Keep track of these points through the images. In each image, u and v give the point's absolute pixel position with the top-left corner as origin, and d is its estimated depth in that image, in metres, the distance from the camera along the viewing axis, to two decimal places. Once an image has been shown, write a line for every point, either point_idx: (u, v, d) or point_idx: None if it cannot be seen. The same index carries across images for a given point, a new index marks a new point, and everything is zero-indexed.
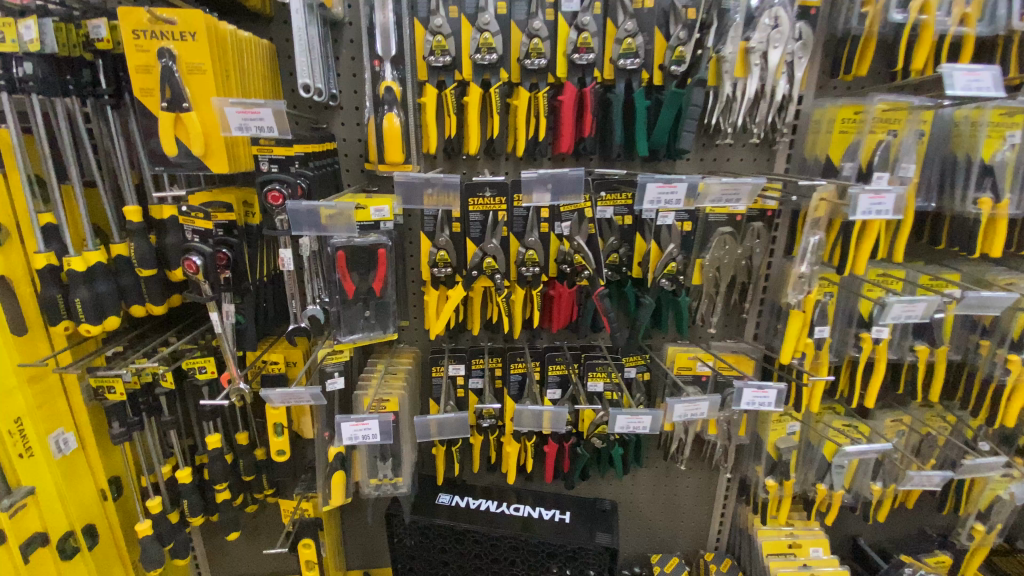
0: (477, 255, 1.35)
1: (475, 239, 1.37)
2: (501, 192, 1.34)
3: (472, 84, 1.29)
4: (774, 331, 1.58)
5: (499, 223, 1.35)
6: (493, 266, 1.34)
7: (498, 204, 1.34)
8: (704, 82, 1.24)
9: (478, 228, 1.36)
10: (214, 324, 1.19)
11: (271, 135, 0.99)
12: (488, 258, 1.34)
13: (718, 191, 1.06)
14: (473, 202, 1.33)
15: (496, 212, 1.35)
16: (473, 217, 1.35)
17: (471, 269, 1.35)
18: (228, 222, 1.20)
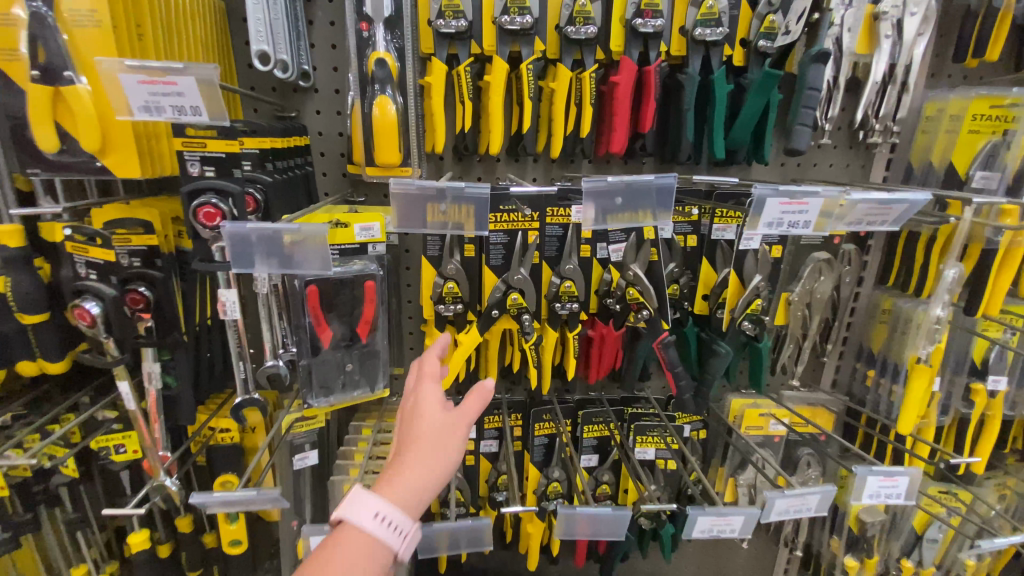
0: (497, 291, 0.99)
1: (495, 267, 1.02)
2: (534, 207, 1.00)
3: (495, 58, 0.94)
4: (863, 380, 1.26)
5: (530, 248, 1.00)
6: (521, 306, 0.99)
7: (528, 222, 1.01)
8: (809, 61, 0.92)
9: (498, 253, 1.02)
10: (125, 397, 0.82)
11: (199, 120, 0.64)
12: (513, 295, 0.98)
13: (861, 213, 0.74)
14: (494, 219, 0.99)
15: (525, 233, 1.01)
16: (494, 238, 1.01)
17: (491, 309, 0.99)
18: (147, 248, 0.82)
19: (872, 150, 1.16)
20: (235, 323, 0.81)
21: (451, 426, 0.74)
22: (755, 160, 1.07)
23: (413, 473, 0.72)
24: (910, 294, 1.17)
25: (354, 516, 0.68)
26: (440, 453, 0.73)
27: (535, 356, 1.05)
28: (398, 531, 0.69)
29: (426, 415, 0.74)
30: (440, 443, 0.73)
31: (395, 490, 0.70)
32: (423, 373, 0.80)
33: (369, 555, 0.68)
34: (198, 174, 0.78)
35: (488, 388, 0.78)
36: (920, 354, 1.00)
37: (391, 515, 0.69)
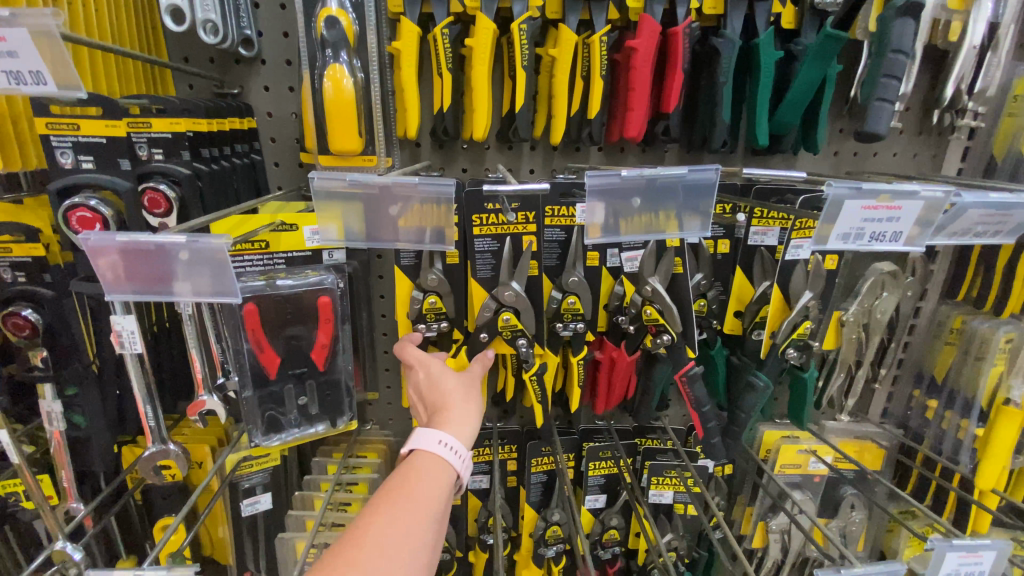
0: (485, 310, 0.80)
1: (481, 279, 0.80)
2: (527, 204, 0.78)
3: (480, 16, 0.75)
4: (923, 412, 1.03)
5: (526, 257, 0.79)
6: (518, 328, 0.81)
7: (519, 224, 0.78)
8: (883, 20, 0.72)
9: (486, 263, 0.80)
10: (6, 450, 0.65)
11: (45, 91, 0.46)
12: (506, 315, 0.80)
13: (973, 217, 0.59)
14: (476, 222, 0.77)
15: (518, 237, 0.78)
16: (478, 243, 0.79)
17: (479, 331, 0.80)
18: (33, 260, 0.66)
19: (947, 136, 0.94)
20: (140, 355, 0.63)
21: (468, 391, 0.76)
22: (805, 148, 0.86)
23: (456, 414, 0.72)
24: (986, 313, 0.95)
25: (423, 443, 0.67)
26: (471, 405, 0.75)
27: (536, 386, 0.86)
28: (458, 459, 0.67)
29: (443, 373, 0.76)
30: (464, 391, 0.76)
31: (448, 427, 0.69)
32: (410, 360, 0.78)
33: (439, 480, 0.64)
34: (72, 168, 0.61)
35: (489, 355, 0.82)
36: (1013, 395, 0.87)
37: (452, 442, 0.68)
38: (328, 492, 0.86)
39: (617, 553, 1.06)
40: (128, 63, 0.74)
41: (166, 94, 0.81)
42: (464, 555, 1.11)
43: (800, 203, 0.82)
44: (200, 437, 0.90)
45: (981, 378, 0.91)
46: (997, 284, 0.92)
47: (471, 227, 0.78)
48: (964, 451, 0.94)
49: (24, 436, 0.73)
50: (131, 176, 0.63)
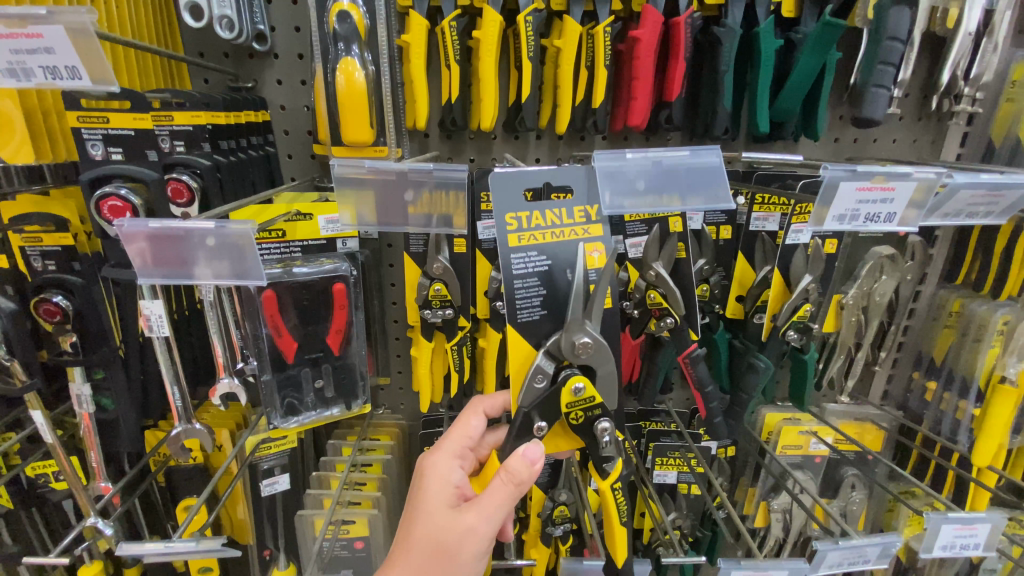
0: (537, 378, 0.65)
1: (522, 325, 0.65)
2: (589, 197, 0.65)
3: (486, 9, 0.77)
4: (922, 395, 1.05)
5: (603, 284, 0.64)
6: (598, 407, 0.68)
7: (577, 224, 0.64)
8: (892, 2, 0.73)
9: (532, 304, 0.65)
10: (42, 430, 0.68)
11: (79, 85, 0.49)
12: (575, 381, 0.65)
13: (964, 198, 0.61)
14: (514, 226, 0.63)
15: (576, 242, 0.64)
16: (517, 261, 0.63)
17: (530, 410, 0.65)
18: (62, 249, 0.69)
19: (945, 121, 0.96)
20: (166, 340, 0.66)
21: (436, 555, 0.61)
22: (805, 134, 0.88)
23: None
24: (983, 296, 0.96)
25: None
26: (435, 569, 0.61)
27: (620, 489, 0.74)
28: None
29: (430, 517, 0.64)
30: (442, 554, 0.61)
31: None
32: (452, 450, 0.74)
33: None
34: (103, 159, 0.65)
35: (523, 467, 0.62)
36: (1007, 372, 0.87)
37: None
38: (346, 470, 0.90)
39: None
40: (148, 59, 0.77)
41: (182, 87, 0.83)
42: None
43: (799, 188, 0.83)
44: (220, 421, 0.93)
45: (979, 360, 0.93)
46: (996, 268, 0.93)
47: (511, 236, 0.63)
48: (962, 431, 0.96)
49: (55, 418, 0.77)
50: (157, 167, 0.66)
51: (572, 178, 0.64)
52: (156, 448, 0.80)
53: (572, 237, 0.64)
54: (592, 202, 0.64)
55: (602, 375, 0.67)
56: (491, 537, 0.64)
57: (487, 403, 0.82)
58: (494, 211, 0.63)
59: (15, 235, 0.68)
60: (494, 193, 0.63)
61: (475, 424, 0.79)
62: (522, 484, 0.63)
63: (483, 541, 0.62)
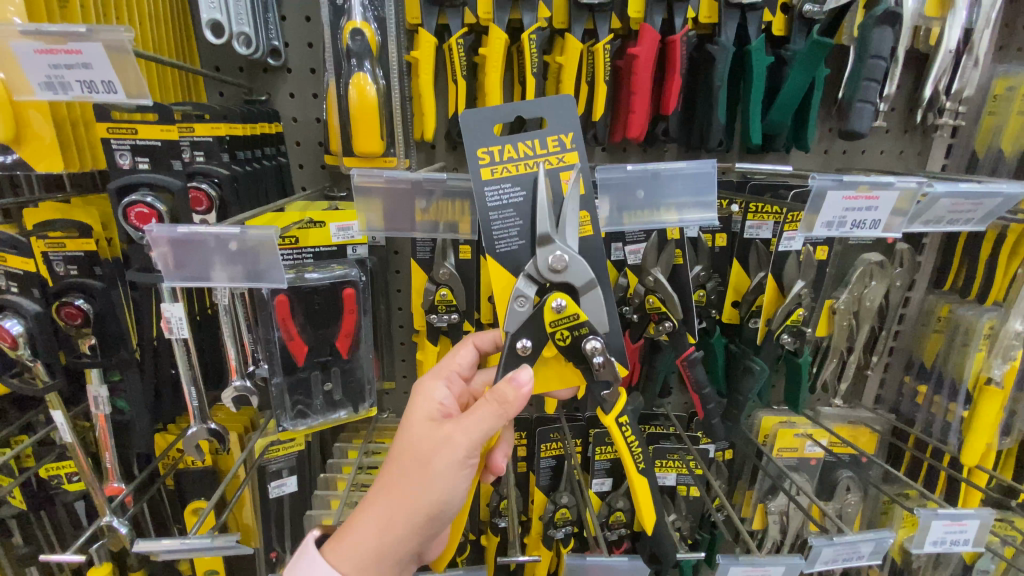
0: (519, 302, 0.62)
1: (501, 256, 0.62)
2: (560, 127, 0.63)
3: (491, 26, 0.80)
4: (913, 398, 1.08)
5: (572, 200, 0.61)
6: (585, 325, 0.64)
7: (551, 154, 0.62)
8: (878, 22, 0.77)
9: (510, 234, 0.62)
10: (61, 430, 0.72)
11: (113, 98, 0.52)
12: (557, 298, 0.62)
13: (943, 208, 0.66)
14: (486, 159, 0.61)
15: (551, 170, 0.62)
16: (490, 193, 0.61)
17: (515, 334, 0.62)
18: (85, 254, 0.71)
19: (930, 134, 1.00)
20: (185, 343, 0.69)
21: (414, 463, 0.59)
22: (796, 146, 0.92)
23: (379, 507, 0.59)
24: (971, 301, 0.99)
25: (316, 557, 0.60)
26: (412, 478, 0.59)
27: (628, 425, 0.71)
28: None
29: (408, 429, 0.62)
30: (416, 461, 0.59)
31: (345, 551, 0.59)
32: (439, 374, 0.73)
33: None
34: (131, 168, 0.65)
35: (512, 387, 0.59)
36: (993, 374, 0.90)
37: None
38: (353, 473, 0.92)
39: (625, 534, 1.11)
40: (167, 71, 0.79)
41: (198, 99, 0.87)
42: (476, 539, 1.12)
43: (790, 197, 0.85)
44: (230, 423, 0.95)
45: (967, 363, 0.95)
46: (982, 274, 0.97)
47: (484, 168, 0.61)
48: (953, 432, 0.98)
49: (73, 419, 0.79)
50: (181, 176, 0.65)
51: (543, 110, 0.63)
52: (163, 454, 0.82)
53: (548, 165, 0.62)
54: (565, 131, 0.63)
55: (586, 293, 0.63)
56: (470, 453, 0.60)
57: (476, 336, 0.80)
58: (465, 143, 0.61)
59: (38, 242, 0.70)
60: (466, 129, 0.61)
61: (462, 355, 0.77)
62: (508, 405, 0.59)
63: (459, 454, 0.59)
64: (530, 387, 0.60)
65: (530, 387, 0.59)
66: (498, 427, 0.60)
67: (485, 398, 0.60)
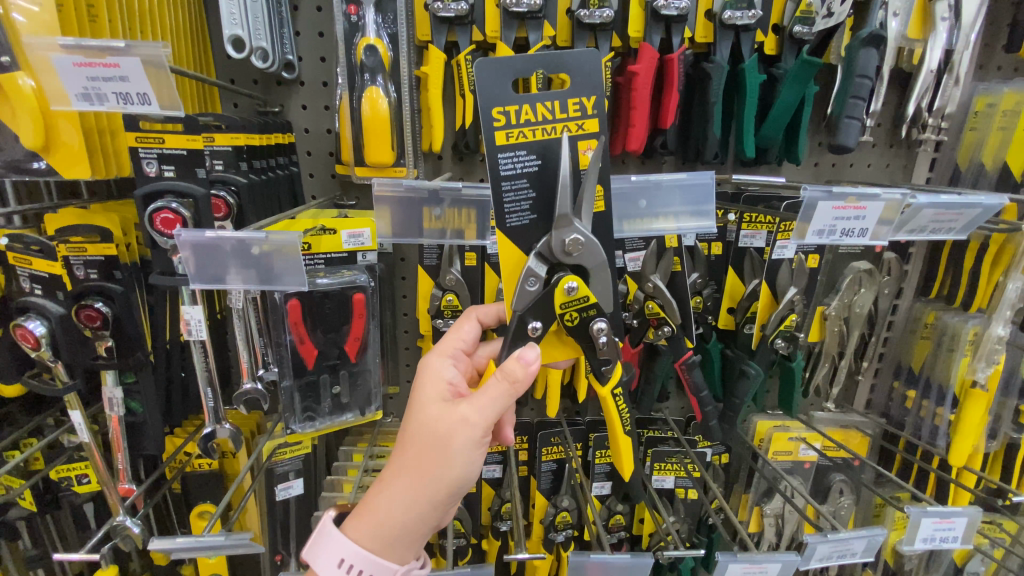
0: (530, 283, 0.63)
1: (512, 230, 0.63)
2: (583, 90, 0.63)
3: (499, 44, 0.84)
4: (901, 403, 1.11)
5: (592, 176, 0.62)
6: (593, 308, 0.66)
7: (571, 119, 0.62)
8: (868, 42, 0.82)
9: (521, 208, 0.63)
10: (78, 429, 0.73)
11: (148, 109, 0.56)
12: (568, 281, 0.64)
13: (926, 218, 0.70)
14: (501, 123, 0.60)
15: (569, 137, 0.62)
16: (505, 159, 0.61)
17: (524, 315, 0.64)
18: (104, 258, 0.73)
19: (915, 148, 1.04)
20: (203, 345, 0.73)
21: (434, 446, 0.62)
22: (788, 158, 0.96)
23: (401, 489, 0.62)
24: (956, 308, 1.03)
25: (337, 538, 0.64)
26: (432, 459, 0.62)
27: (622, 395, 0.72)
28: (374, 569, 0.65)
29: (420, 412, 0.64)
30: (434, 445, 0.62)
31: (367, 530, 0.64)
32: (445, 352, 0.76)
33: (372, 562, 0.64)
34: (156, 175, 0.67)
35: (522, 364, 0.61)
36: (977, 377, 0.93)
37: (356, 561, 0.64)
38: (359, 475, 0.93)
39: (624, 536, 1.13)
40: (187, 82, 0.82)
41: (214, 110, 0.89)
42: (477, 543, 1.14)
43: (782, 208, 0.90)
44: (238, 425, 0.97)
45: (953, 368, 0.99)
46: (966, 282, 1.01)
47: (497, 131, 0.60)
48: (941, 435, 1.02)
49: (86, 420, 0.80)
50: (205, 183, 0.68)
51: (565, 70, 0.62)
52: (172, 459, 0.84)
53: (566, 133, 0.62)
54: (587, 95, 0.62)
55: (597, 275, 0.66)
56: (485, 431, 0.63)
57: (479, 311, 0.83)
58: (480, 103, 0.60)
59: (61, 246, 0.72)
60: (483, 84, 0.60)
61: (467, 329, 0.80)
62: (518, 383, 0.61)
63: (476, 432, 0.62)
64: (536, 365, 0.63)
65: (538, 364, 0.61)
66: (510, 404, 0.63)
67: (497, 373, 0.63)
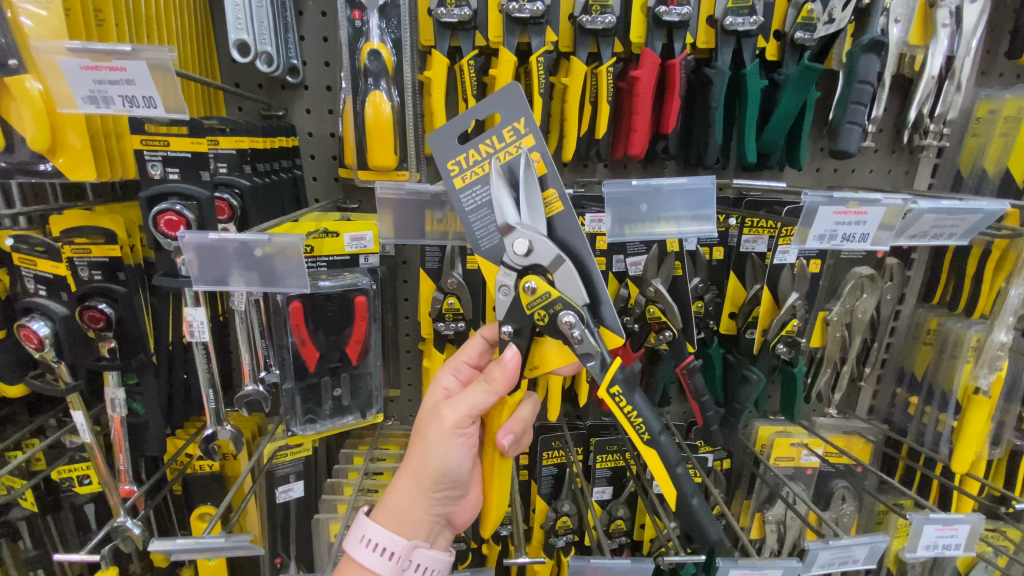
0: (503, 293, 0.66)
1: (488, 254, 0.66)
2: (513, 115, 0.65)
3: (502, 49, 0.85)
4: (904, 409, 1.11)
5: (528, 184, 0.63)
6: (559, 302, 0.63)
7: (509, 145, 0.65)
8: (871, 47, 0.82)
9: (489, 231, 0.65)
10: (81, 428, 0.74)
11: (153, 112, 0.57)
12: (527, 281, 0.64)
13: (929, 223, 0.70)
14: (455, 169, 0.65)
15: (510, 160, 0.65)
16: (466, 198, 0.65)
17: (502, 323, 0.67)
18: (109, 260, 0.74)
19: (917, 154, 1.04)
20: (204, 345, 0.73)
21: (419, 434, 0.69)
22: (789, 164, 0.96)
23: (405, 471, 0.69)
24: (959, 314, 1.03)
25: (357, 523, 0.70)
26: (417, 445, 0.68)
27: (624, 396, 0.64)
28: (391, 547, 0.68)
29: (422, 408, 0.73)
30: (419, 431, 0.69)
31: (386, 507, 0.69)
32: (449, 365, 0.77)
33: (390, 541, 0.68)
34: (161, 178, 0.68)
35: (501, 364, 0.65)
36: (979, 384, 0.92)
37: (376, 537, 0.68)
38: (359, 478, 0.93)
39: (626, 541, 1.12)
40: (192, 86, 0.83)
41: (220, 114, 0.90)
42: (478, 547, 1.14)
43: (784, 213, 0.90)
44: (238, 427, 0.97)
45: (956, 374, 0.99)
46: (971, 288, 1.00)
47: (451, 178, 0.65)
48: (943, 442, 1.01)
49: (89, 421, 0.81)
50: (208, 186, 0.68)
51: (492, 107, 0.65)
52: (173, 460, 0.84)
53: (508, 158, 0.65)
54: (515, 119, 0.65)
55: (557, 270, 0.64)
56: (458, 422, 0.65)
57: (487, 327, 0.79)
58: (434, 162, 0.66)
59: (66, 248, 0.72)
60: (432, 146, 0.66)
61: (473, 346, 0.78)
62: (493, 381, 0.65)
63: (446, 425, 0.65)
64: (515, 364, 0.65)
65: (514, 364, 0.64)
66: (489, 402, 0.65)
67: (481, 378, 0.67)
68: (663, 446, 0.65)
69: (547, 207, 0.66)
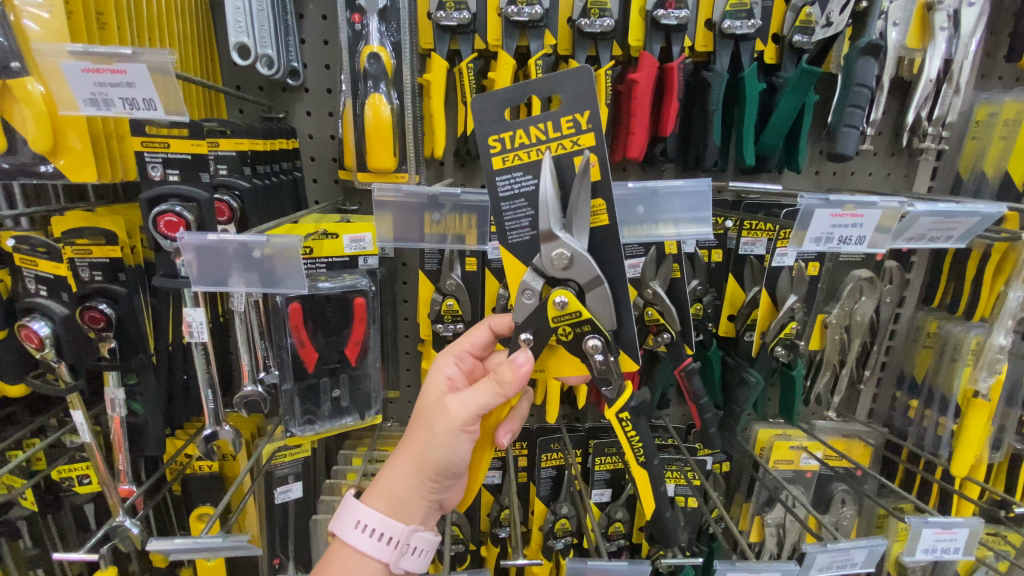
0: (527, 296, 0.64)
1: (514, 246, 0.64)
2: (578, 105, 0.61)
3: (501, 52, 0.86)
4: (904, 412, 1.11)
5: (579, 190, 0.60)
6: (587, 323, 0.64)
7: (564, 137, 0.61)
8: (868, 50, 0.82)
9: (521, 225, 0.63)
10: (81, 428, 0.74)
11: (153, 114, 0.57)
12: (558, 296, 0.62)
13: (926, 227, 0.70)
14: (496, 148, 0.62)
15: (561, 155, 0.62)
16: (502, 181, 0.63)
17: (520, 327, 0.66)
18: (109, 261, 0.74)
19: (916, 157, 1.04)
20: (203, 346, 0.74)
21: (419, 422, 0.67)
22: (788, 167, 0.96)
23: (401, 456, 0.67)
24: (958, 317, 1.02)
25: (345, 509, 0.67)
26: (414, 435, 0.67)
27: (630, 421, 0.68)
28: (387, 530, 0.66)
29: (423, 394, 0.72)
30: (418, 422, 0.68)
31: (381, 491, 0.68)
32: (449, 351, 0.77)
33: (385, 526, 0.66)
34: (161, 179, 0.69)
35: (511, 366, 0.62)
36: (979, 387, 0.92)
37: (370, 521, 0.66)
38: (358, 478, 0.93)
39: (624, 544, 1.12)
40: (193, 88, 0.83)
41: (221, 116, 0.91)
42: (477, 549, 1.14)
43: (782, 215, 0.90)
44: (237, 428, 0.97)
45: (956, 377, 0.98)
46: (971, 291, 1.00)
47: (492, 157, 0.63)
48: (943, 445, 1.01)
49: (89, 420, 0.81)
50: (208, 187, 0.69)
51: (556, 88, 0.61)
52: (171, 460, 0.84)
53: (560, 151, 0.62)
54: (579, 111, 0.61)
55: (591, 290, 0.63)
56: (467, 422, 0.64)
57: (494, 318, 0.79)
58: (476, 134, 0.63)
59: (66, 249, 0.73)
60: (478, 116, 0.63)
61: (477, 335, 0.78)
62: (504, 383, 0.62)
63: (454, 421, 0.63)
64: (526, 369, 0.63)
65: (525, 368, 0.62)
66: (497, 402, 0.64)
67: (491, 376, 0.65)
68: (654, 468, 0.69)
69: (592, 216, 0.64)
